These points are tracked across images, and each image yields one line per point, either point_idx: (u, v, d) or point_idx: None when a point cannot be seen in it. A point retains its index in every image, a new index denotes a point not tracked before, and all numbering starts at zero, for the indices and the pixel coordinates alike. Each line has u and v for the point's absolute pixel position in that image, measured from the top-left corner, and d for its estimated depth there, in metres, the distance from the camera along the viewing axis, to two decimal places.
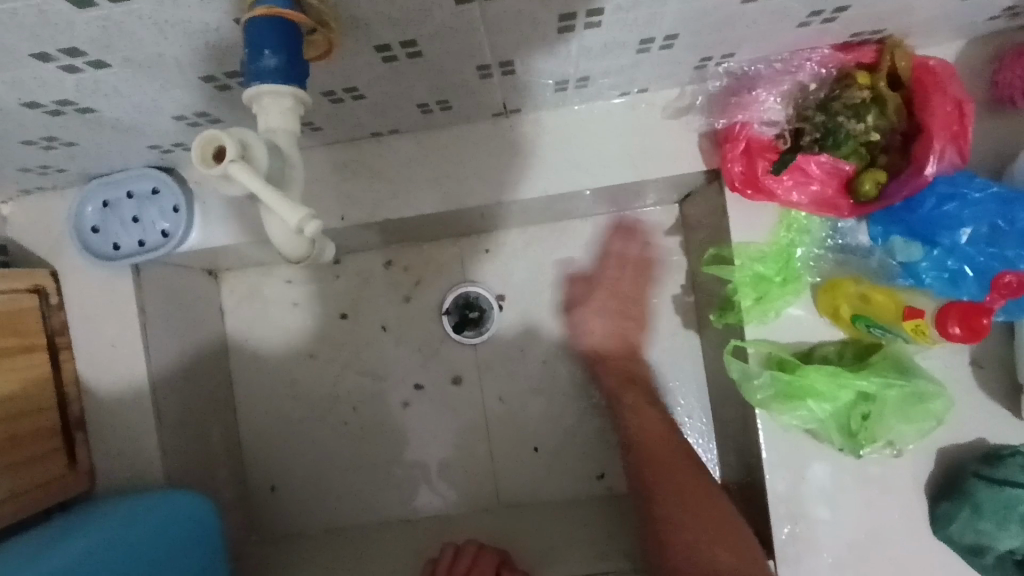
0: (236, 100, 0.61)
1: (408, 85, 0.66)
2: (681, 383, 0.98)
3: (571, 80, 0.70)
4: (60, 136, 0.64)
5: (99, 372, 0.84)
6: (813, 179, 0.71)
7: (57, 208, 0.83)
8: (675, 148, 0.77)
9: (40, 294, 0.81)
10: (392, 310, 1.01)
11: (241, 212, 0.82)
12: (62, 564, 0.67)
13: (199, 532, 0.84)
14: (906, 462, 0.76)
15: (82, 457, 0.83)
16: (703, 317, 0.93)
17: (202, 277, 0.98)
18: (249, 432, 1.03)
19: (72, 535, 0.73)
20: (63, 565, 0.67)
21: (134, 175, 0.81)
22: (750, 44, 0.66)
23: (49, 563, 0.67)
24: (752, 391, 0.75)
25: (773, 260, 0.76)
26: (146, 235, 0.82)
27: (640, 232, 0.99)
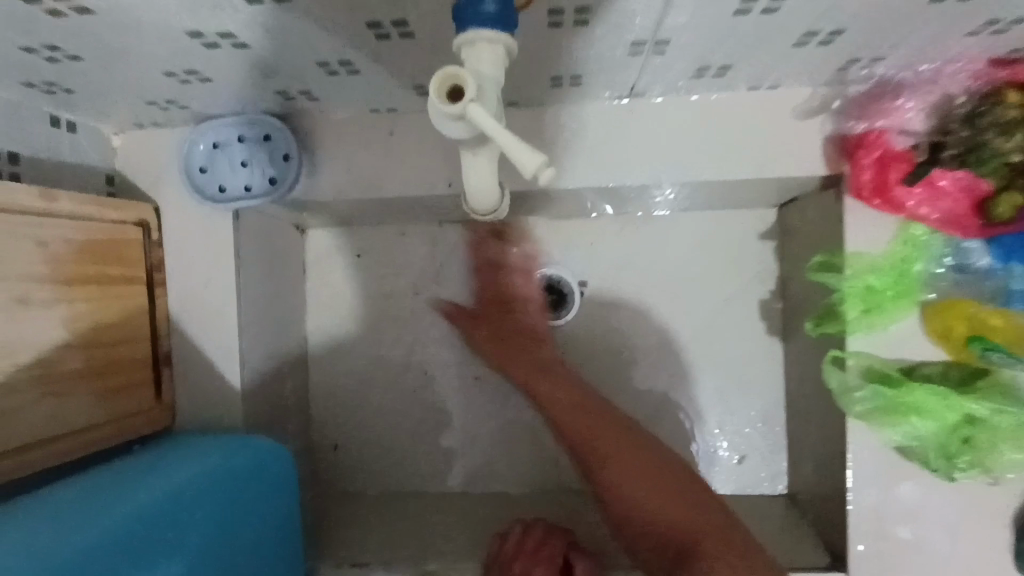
0: (386, 51, 0.61)
1: (551, 57, 0.64)
2: (757, 389, 0.98)
3: (712, 68, 0.69)
4: (203, 68, 0.64)
5: (190, 312, 0.84)
6: (944, 195, 0.69)
7: (166, 145, 0.83)
8: (798, 149, 0.76)
9: (143, 227, 0.81)
10: (474, 285, 1.02)
11: (351, 169, 0.82)
12: (155, 494, 0.68)
13: (276, 480, 0.84)
14: (999, 493, 0.74)
15: (166, 394, 0.84)
16: (793, 325, 0.92)
17: (290, 230, 0.99)
18: (317, 388, 1.04)
19: (163, 467, 0.74)
20: (157, 497, 0.68)
21: (247, 120, 0.80)
22: (907, 50, 0.64)
23: (143, 491, 0.68)
24: (851, 403, 0.74)
25: (888, 272, 0.75)
26: (252, 180, 0.81)
27: (732, 233, 0.97)
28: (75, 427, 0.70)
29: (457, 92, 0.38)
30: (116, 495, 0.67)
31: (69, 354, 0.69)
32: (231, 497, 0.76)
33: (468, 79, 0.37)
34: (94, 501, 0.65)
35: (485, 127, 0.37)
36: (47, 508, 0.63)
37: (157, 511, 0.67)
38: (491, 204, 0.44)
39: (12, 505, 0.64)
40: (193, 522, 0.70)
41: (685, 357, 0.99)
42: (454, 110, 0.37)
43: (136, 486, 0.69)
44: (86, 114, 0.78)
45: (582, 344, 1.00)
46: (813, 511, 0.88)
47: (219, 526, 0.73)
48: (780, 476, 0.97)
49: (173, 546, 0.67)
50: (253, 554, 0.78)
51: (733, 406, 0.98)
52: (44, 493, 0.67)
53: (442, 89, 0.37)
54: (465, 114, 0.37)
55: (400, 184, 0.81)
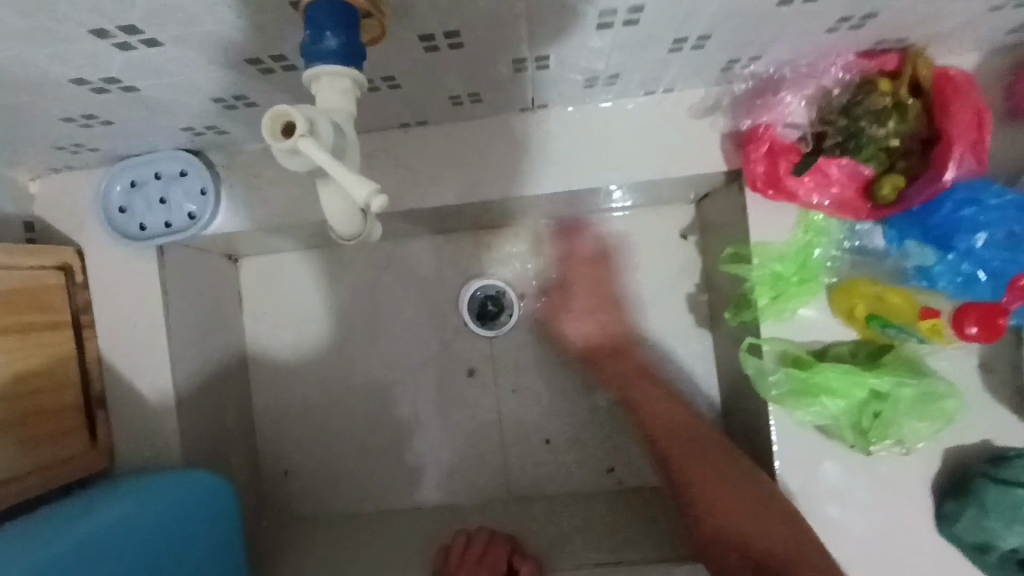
0: (277, 84, 0.63)
1: (440, 79, 0.67)
2: (693, 381, 1.00)
3: (601, 77, 0.71)
4: (100, 111, 0.65)
5: (122, 352, 0.84)
6: (833, 181, 0.73)
7: (85, 187, 0.84)
8: (698, 147, 0.79)
9: (65, 271, 0.81)
10: (411, 301, 1.04)
11: (270, 197, 0.83)
12: (66, 543, 0.66)
13: (208, 515, 0.83)
14: (913, 461, 0.78)
15: (101, 436, 0.83)
16: (718, 315, 0.95)
17: (223, 261, 1.00)
18: (263, 416, 1.04)
19: (79, 516, 0.72)
20: (68, 548, 0.66)
21: (164, 157, 0.82)
22: (778, 48, 0.67)
23: (55, 540, 0.66)
24: (767, 388, 0.76)
25: (792, 259, 0.77)
26: (171, 216, 0.82)
27: (655, 231, 1.00)
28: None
29: (286, 130, 0.37)
30: (25, 545, 0.64)
31: None
32: (164, 538, 0.76)
33: (295, 117, 0.37)
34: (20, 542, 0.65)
35: (318, 159, 0.37)
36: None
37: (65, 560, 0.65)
38: (359, 228, 0.43)
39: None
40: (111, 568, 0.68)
41: None
42: (281, 149, 0.37)
43: (49, 538, 0.67)
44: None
45: (521, 350, 1.02)
46: None
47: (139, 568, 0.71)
48: None
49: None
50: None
51: None
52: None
53: (272, 129, 0.37)
54: (293, 151, 0.37)
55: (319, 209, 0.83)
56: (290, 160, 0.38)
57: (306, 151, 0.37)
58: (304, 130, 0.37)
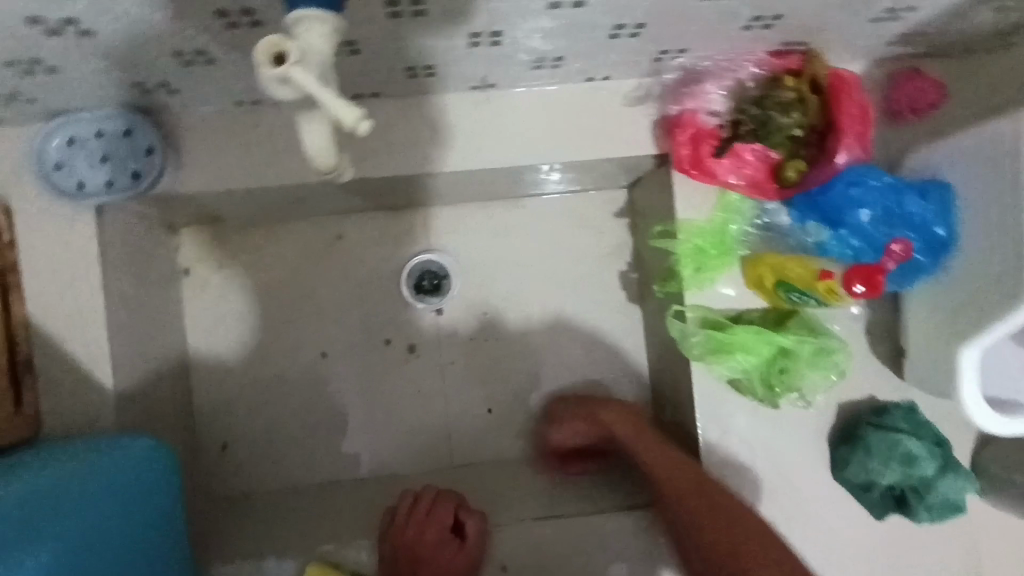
0: (240, 39, 0.65)
1: (399, 48, 0.71)
2: (625, 352, 1.07)
3: (547, 59, 0.78)
4: (48, 60, 0.65)
5: (52, 313, 0.81)
6: (747, 163, 0.83)
7: (17, 145, 0.80)
8: (631, 131, 0.87)
9: None
10: (355, 276, 1.05)
11: (218, 161, 0.83)
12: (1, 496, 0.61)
13: (149, 487, 0.79)
14: (812, 413, 0.89)
15: (28, 400, 0.80)
16: (647, 289, 1.03)
17: (160, 231, 0.97)
18: (199, 392, 1.02)
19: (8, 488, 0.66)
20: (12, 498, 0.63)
21: (106, 115, 0.80)
22: (701, 43, 0.77)
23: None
24: (690, 347, 0.86)
25: (711, 234, 0.87)
26: (113, 175, 0.80)
27: (591, 213, 1.08)
28: None
29: (281, 57, 0.43)
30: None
31: None
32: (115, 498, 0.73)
33: (286, 46, 0.42)
34: None
35: (308, 87, 0.43)
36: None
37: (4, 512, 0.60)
38: (330, 163, 0.50)
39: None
40: (52, 528, 0.63)
41: (560, 328, 1.07)
42: (276, 75, 0.42)
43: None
44: None
45: (464, 322, 1.06)
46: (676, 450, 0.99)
47: (84, 534, 0.67)
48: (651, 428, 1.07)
49: (36, 550, 0.60)
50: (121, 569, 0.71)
51: (606, 371, 1.07)
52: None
53: (266, 59, 0.42)
54: (289, 78, 0.42)
55: (270, 179, 0.84)
56: (291, 94, 0.44)
57: (297, 76, 0.43)
58: (293, 59, 0.43)
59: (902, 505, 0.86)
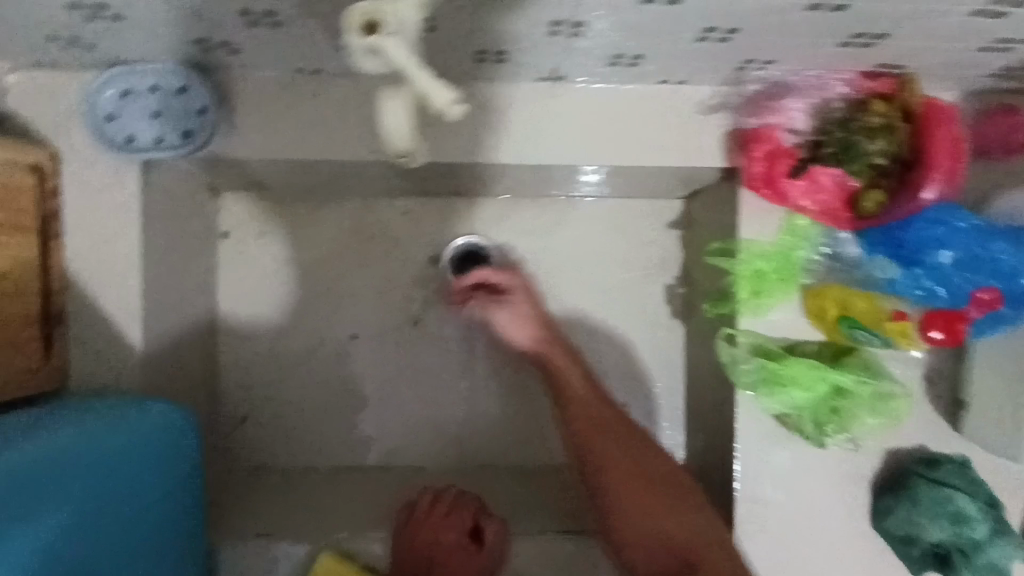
0: (313, 4, 0.62)
1: (474, 31, 0.67)
2: (663, 369, 1.03)
3: (625, 56, 0.73)
4: (113, 8, 0.62)
5: (91, 266, 0.80)
6: (822, 189, 0.78)
7: (70, 90, 0.78)
8: (700, 140, 0.83)
9: (38, 173, 0.76)
10: (393, 260, 1.01)
11: (270, 127, 0.80)
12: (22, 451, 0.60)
13: (172, 442, 0.78)
14: (858, 458, 0.84)
15: (57, 352, 0.79)
16: (694, 305, 0.99)
17: (203, 192, 0.95)
18: (224, 360, 0.99)
19: (36, 431, 0.65)
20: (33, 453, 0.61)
21: (161, 70, 0.76)
22: (792, 55, 0.72)
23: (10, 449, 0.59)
24: (739, 375, 0.82)
25: (775, 258, 0.82)
26: (165, 132, 0.78)
27: (644, 219, 1.03)
28: None
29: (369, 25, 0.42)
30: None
31: None
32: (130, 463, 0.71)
33: (383, 17, 0.41)
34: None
35: (403, 64, 0.43)
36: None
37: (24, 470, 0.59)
38: (406, 145, 0.51)
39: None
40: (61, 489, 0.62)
41: (598, 336, 1.03)
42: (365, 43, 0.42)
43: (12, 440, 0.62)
44: None
45: None
46: (705, 476, 0.95)
47: (93, 490, 0.66)
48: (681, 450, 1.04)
49: (48, 514, 0.60)
50: (133, 528, 0.70)
51: (640, 385, 1.03)
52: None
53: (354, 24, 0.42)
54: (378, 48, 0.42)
55: (322, 152, 0.81)
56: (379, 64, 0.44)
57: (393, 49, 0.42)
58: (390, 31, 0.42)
59: (943, 565, 0.80)
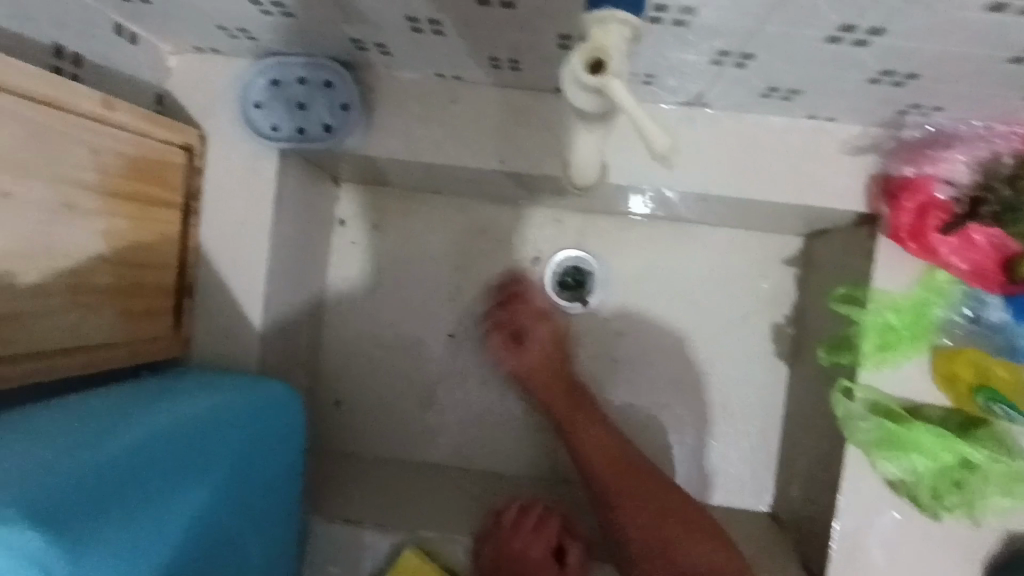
0: (479, 17, 0.62)
1: (633, 54, 0.65)
2: (759, 405, 1.01)
3: (782, 90, 0.70)
4: (287, 5, 0.65)
5: (224, 244, 0.83)
6: (976, 248, 0.72)
7: (225, 76, 0.82)
8: (843, 182, 0.78)
9: (187, 152, 0.80)
10: (498, 266, 1.02)
11: (407, 129, 0.82)
12: (156, 429, 0.62)
13: (275, 402, 0.79)
14: (979, 541, 0.77)
15: (185, 323, 0.82)
16: (804, 349, 0.95)
17: (326, 181, 0.98)
18: (326, 343, 1.03)
19: (161, 403, 0.67)
20: (167, 426, 0.63)
21: (312, 63, 0.79)
22: (966, 105, 0.67)
23: (145, 426, 0.61)
24: (854, 432, 0.77)
25: (907, 312, 0.78)
26: (307, 124, 0.80)
27: (756, 253, 1.00)
28: (93, 344, 0.69)
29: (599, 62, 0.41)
30: (110, 423, 0.60)
31: (102, 269, 0.68)
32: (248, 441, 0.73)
33: (609, 54, 0.41)
34: (126, 413, 0.63)
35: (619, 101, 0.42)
36: (23, 429, 0.56)
37: (160, 447, 0.61)
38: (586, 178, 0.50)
39: (3, 416, 0.58)
40: (194, 466, 0.64)
41: (695, 365, 1.01)
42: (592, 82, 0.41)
43: (144, 412, 0.64)
44: (150, 28, 0.76)
45: (596, 337, 1.01)
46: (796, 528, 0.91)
47: (224, 465, 0.68)
48: (768, 492, 1.01)
49: (190, 490, 0.63)
50: (250, 487, 0.73)
51: (733, 420, 1.01)
52: (40, 406, 0.61)
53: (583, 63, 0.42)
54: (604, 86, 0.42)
55: (453, 157, 0.82)
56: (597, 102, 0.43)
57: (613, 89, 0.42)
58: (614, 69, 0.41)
59: None
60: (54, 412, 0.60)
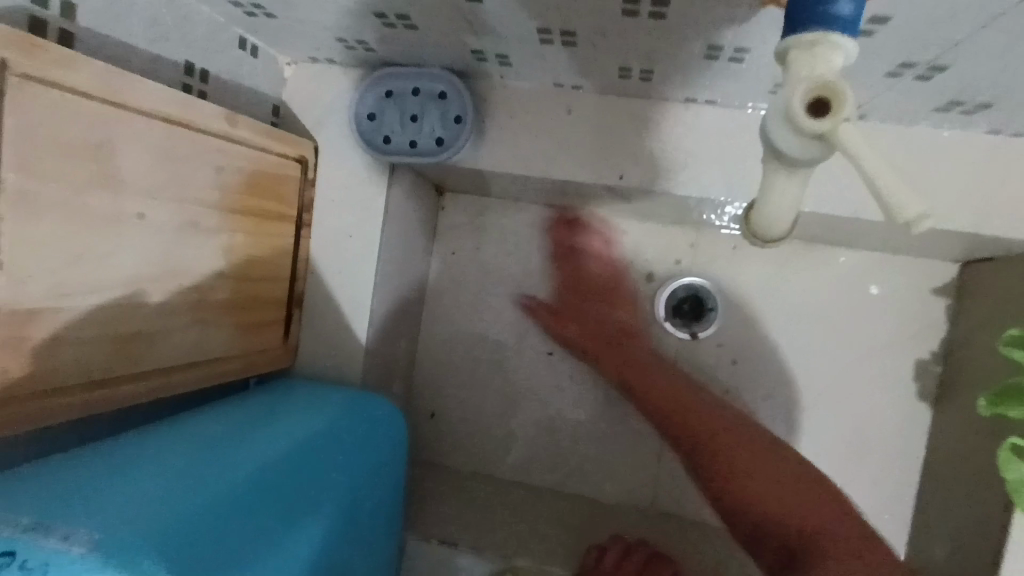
0: (618, 26, 0.56)
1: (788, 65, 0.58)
2: (893, 450, 0.90)
3: (965, 104, 0.60)
4: (411, 17, 0.62)
5: (333, 258, 0.83)
6: None
7: (340, 87, 0.81)
8: None
9: (302, 164, 0.79)
10: (603, 283, 0.96)
11: (520, 142, 0.77)
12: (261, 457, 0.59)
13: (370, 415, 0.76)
14: None
15: (293, 334, 0.82)
16: (955, 392, 0.84)
17: (430, 191, 0.96)
18: (423, 354, 1.01)
19: (266, 428, 0.65)
20: (275, 456, 0.60)
21: (427, 74, 0.76)
22: None
23: (251, 456, 0.59)
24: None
25: None
26: (418, 137, 0.78)
27: (899, 280, 0.89)
28: (214, 357, 0.69)
29: (821, 108, 0.40)
30: (222, 453, 0.58)
31: (221, 283, 0.68)
32: (358, 466, 0.70)
33: (837, 96, 0.39)
34: (235, 440, 0.61)
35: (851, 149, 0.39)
36: (142, 458, 0.53)
37: (271, 478, 0.58)
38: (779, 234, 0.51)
39: (119, 443, 0.56)
40: (304, 495, 0.61)
41: (820, 400, 0.92)
42: (819, 130, 0.39)
43: (251, 439, 0.62)
44: (272, 41, 0.76)
45: (708, 364, 0.94)
46: None
47: (337, 493, 0.65)
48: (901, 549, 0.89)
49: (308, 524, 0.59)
50: (362, 508, 0.69)
51: (861, 464, 0.91)
52: (153, 433, 0.59)
53: (805, 110, 0.40)
54: (830, 130, 0.39)
55: (568, 171, 0.77)
56: (815, 148, 0.41)
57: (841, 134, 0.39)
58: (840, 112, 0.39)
59: None
60: (167, 439, 0.58)
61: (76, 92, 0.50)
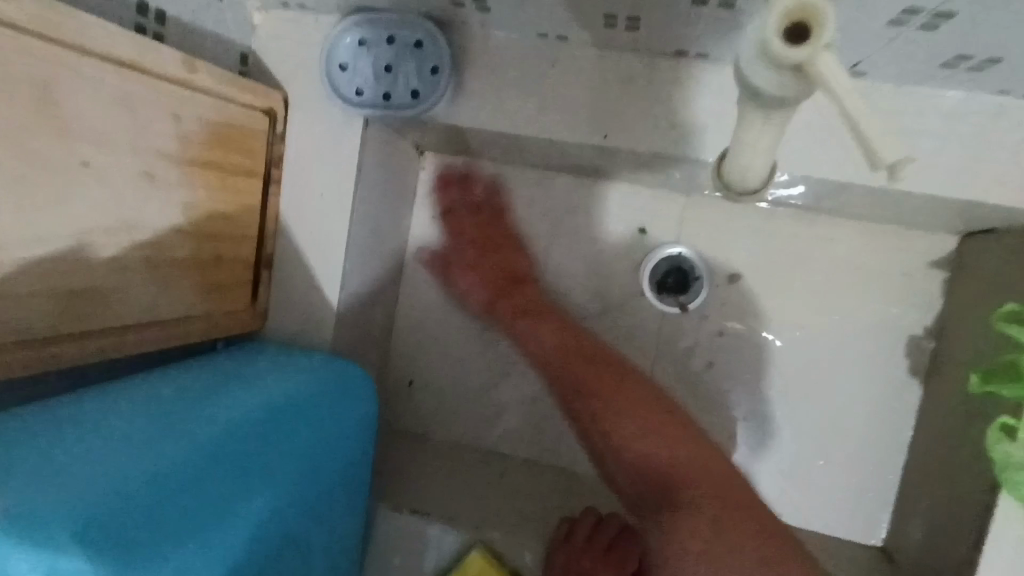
0: None
1: None
2: (880, 426, 0.88)
3: (975, 59, 0.56)
4: None
5: (303, 217, 0.79)
6: None
7: (312, 34, 0.76)
8: None
9: (270, 117, 0.75)
10: (588, 250, 0.93)
11: (501, 97, 0.73)
12: (212, 427, 0.56)
13: (340, 388, 0.72)
14: None
15: (262, 296, 0.79)
16: (947, 369, 0.81)
17: (410, 149, 0.92)
18: (401, 320, 0.99)
19: (224, 394, 0.62)
20: (228, 423, 0.57)
21: (402, 20, 0.72)
22: None
23: (198, 426, 0.56)
24: (1015, 483, 0.60)
25: None
26: (393, 88, 0.74)
27: (894, 252, 0.86)
28: (173, 317, 0.66)
29: (802, 38, 0.39)
30: (169, 420, 0.55)
31: (181, 240, 0.65)
32: (320, 434, 0.67)
33: (817, 26, 0.38)
34: (186, 406, 0.58)
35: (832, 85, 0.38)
36: (77, 426, 0.51)
37: (221, 446, 0.55)
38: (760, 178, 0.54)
39: (59, 405, 0.53)
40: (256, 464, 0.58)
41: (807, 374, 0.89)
42: (795, 61, 0.39)
43: (206, 405, 0.59)
44: None
45: (694, 335, 0.91)
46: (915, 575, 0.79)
47: (294, 463, 0.62)
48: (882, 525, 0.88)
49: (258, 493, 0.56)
50: (322, 479, 0.67)
51: (847, 440, 0.89)
52: (98, 395, 0.56)
53: (782, 40, 0.39)
54: (808, 60, 0.39)
55: (550, 129, 0.73)
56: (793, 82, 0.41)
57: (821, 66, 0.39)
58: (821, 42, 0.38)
59: None
60: (112, 404, 0.55)
61: (13, 26, 0.46)
